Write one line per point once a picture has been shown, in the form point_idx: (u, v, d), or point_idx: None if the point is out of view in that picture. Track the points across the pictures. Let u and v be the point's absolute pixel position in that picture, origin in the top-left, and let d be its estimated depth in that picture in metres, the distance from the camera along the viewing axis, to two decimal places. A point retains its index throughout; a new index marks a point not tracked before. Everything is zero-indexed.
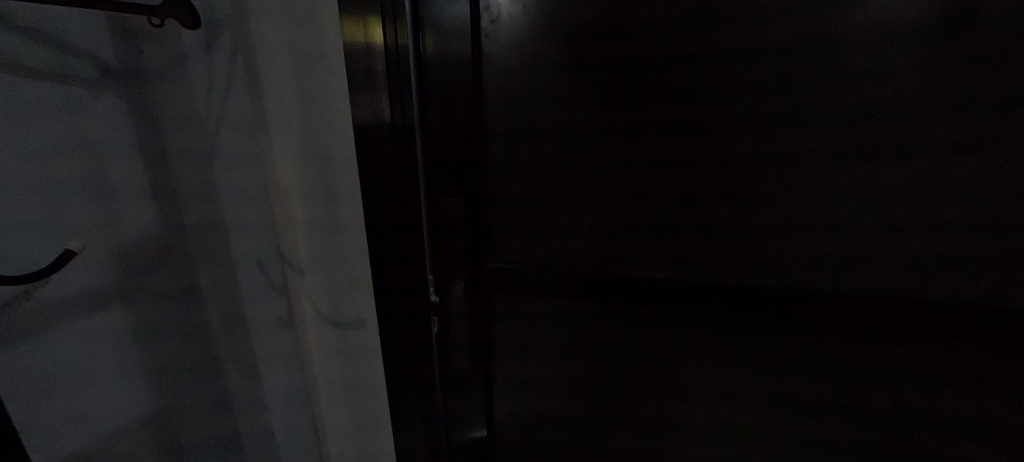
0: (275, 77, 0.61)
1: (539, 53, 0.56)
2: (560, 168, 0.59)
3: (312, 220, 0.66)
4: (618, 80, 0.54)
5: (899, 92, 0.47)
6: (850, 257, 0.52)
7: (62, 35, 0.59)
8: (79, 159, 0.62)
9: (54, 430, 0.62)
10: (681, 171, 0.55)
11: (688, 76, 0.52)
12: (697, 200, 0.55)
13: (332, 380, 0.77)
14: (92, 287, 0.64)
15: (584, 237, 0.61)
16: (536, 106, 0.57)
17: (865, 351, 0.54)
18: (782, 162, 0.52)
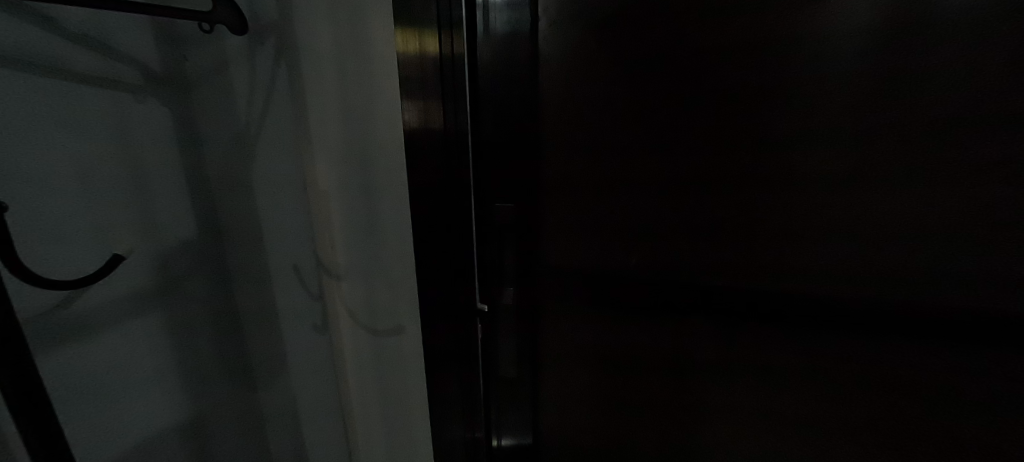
0: (320, 82, 0.61)
1: (597, 52, 0.53)
2: (610, 177, 0.56)
3: (352, 226, 0.65)
4: (680, 79, 0.51)
5: (1005, 94, 0.42)
6: (945, 273, 0.46)
7: (110, 41, 0.60)
8: (126, 163, 0.62)
9: (94, 438, 0.62)
10: (744, 182, 0.52)
11: (760, 74, 0.48)
12: (763, 208, 0.51)
13: (364, 387, 0.75)
14: (132, 293, 0.64)
15: (637, 243, 0.57)
16: (589, 109, 0.55)
17: (962, 380, 0.47)
18: (863, 173, 0.47)
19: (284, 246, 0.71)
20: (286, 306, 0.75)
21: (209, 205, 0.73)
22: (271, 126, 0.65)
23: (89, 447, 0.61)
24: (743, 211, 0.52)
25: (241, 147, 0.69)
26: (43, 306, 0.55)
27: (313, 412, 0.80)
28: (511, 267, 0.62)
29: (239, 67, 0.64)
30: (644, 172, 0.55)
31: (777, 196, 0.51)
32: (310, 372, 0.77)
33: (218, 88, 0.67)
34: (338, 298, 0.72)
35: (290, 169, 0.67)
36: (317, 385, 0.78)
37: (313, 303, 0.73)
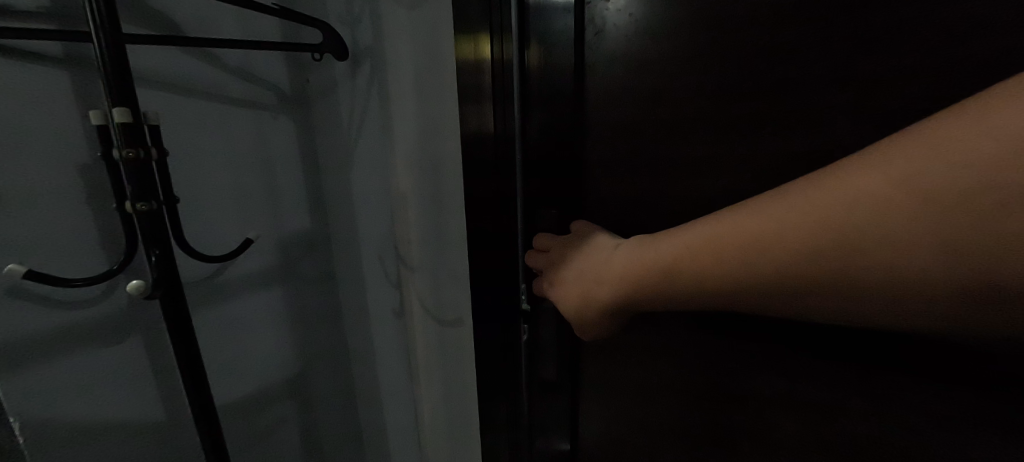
0: (400, 97, 0.70)
1: (635, 46, 0.54)
2: (607, 158, 0.59)
3: (422, 223, 0.74)
4: (686, 56, 0.52)
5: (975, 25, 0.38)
6: None
7: (257, 71, 0.77)
8: (260, 166, 0.79)
9: (221, 389, 0.77)
10: (708, 157, 0.52)
11: (729, 43, 0.49)
12: (739, 160, 0.50)
13: (426, 368, 0.84)
14: (256, 272, 0.80)
15: (627, 211, 0.59)
16: (604, 97, 0.58)
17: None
18: (854, 141, 0.44)
19: (373, 238, 0.84)
20: (372, 289, 0.88)
21: (318, 201, 0.89)
22: (366, 135, 0.77)
23: (218, 395, 0.77)
24: (711, 181, 0.52)
25: (343, 153, 0.83)
26: (189, 279, 0.71)
27: (388, 380, 0.92)
28: None
29: (343, 86, 0.77)
30: (668, 154, 0.55)
31: (739, 171, 0.50)
32: (389, 346, 0.89)
33: (328, 105, 0.82)
34: (410, 290, 0.81)
35: (377, 171, 0.78)
36: (393, 360, 0.90)
37: (392, 290, 0.84)
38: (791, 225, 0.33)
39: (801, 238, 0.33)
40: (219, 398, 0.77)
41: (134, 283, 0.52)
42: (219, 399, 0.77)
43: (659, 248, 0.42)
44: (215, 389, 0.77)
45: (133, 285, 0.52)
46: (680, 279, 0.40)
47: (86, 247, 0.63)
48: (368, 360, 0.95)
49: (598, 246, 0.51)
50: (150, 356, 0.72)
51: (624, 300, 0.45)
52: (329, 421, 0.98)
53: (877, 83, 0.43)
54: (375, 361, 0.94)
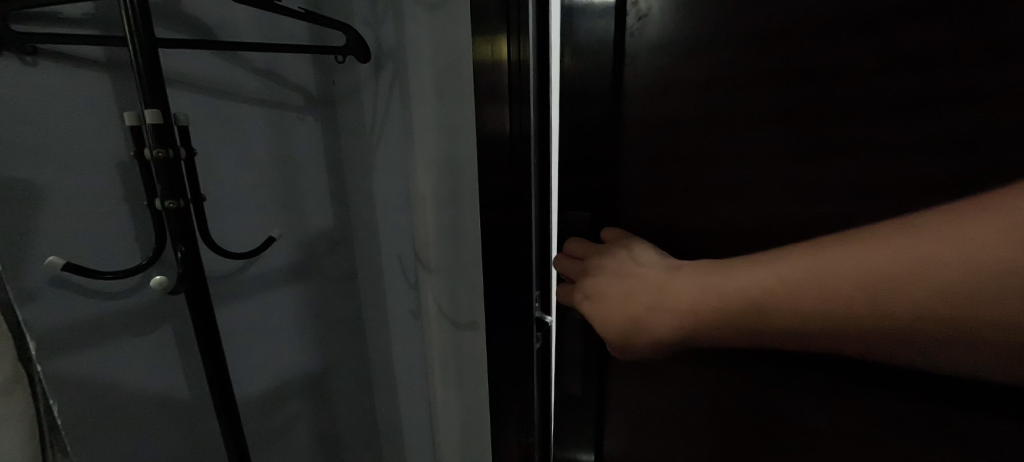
0: (421, 99, 0.70)
1: (674, 38, 0.50)
2: (640, 162, 0.55)
3: (439, 225, 0.74)
4: (731, 53, 0.46)
5: None
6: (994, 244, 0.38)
7: (284, 73, 0.79)
8: (285, 165, 0.81)
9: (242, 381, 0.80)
10: (754, 168, 0.47)
11: (782, 39, 0.44)
12: (788, 173, 0.46)
13: (440, 369, 0.84)
14: (278, 269, 0.83)
15: (659, 220, 0.55)
16: (639, 94, 0.53)
17: None
18: (923, 154, 0.39)
19: (392, 238, 0.85)
20: (391, 288, 0.89)
21: (341, 201, 0.91)
22: (387, 137, 0.78)
23: (239, 388, 0.80)
24: (755, 193, 0.48)
25: (365, 154, 0.84)
26: (219, 274, 0.75)
27: (405, 380, 0.93)
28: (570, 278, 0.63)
29: (367, 88, 0.79)
30: (707, 162, 0.50)
31: (788, 184, 0.46)
32: (406, 345, 0.90)
33: (352, 107, 0.83)
34: (427, 291, 0.81)
35: (397, 173, 0.79)
36: (409, 360, 0.90)
37: (410, 291, 0.85)
38: (898, 279, 0.28)
39: (893, 284, 0.28)
40: (240, 391, 0.80)
41: (159, 279, 0.54)
42: (240, 391, 0.80)
43: (717, 282, 0.37)
44: (236, 381, 0.80)
45: (157, 280, 0.54)
46: (743, 319, 0.35)
47: (123, 237, 0.67)
48: (385, 358, 0.96)
49: (639, 265, 0.47)
50: (180, 347, 0.76)
51: (672, 338, 0.39)
52: (347, 418, 1.00)
53: (955, 88, 0.37)
54: (392, 360, 0.95)
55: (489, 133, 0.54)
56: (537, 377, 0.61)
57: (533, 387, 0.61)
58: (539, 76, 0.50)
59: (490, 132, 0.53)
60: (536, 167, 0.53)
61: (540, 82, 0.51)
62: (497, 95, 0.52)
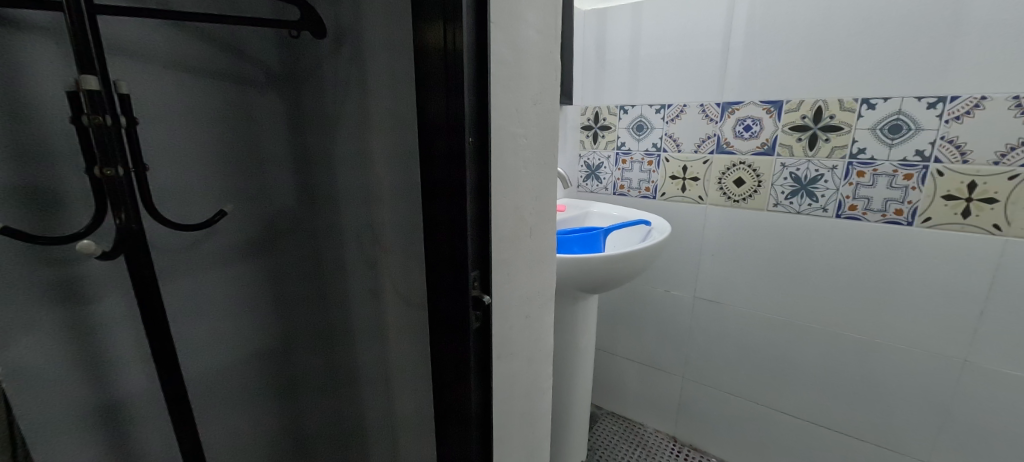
0: (376, 77, 0.70)
1: None
2: None
3: (394, 204, 0.74)
4: None
5: None
6: None
7: (240, 46, 0.79)
8: (239, 140, 0.82)
9: (190, 355, 0.82)
10: None
11: None
12: None
13: (395, 350, 0.85)
14: (230, 244, 0.84)
15: None
16: None
17: None
18: None
19: (352, 217, 0.85)
20: (351, 267, 0.90)
21: (303, 179, 0.91)
22: (347, 114, 0.78)
23: (186, 364, 0.81)
24: None
25: (325, 131, 0.84)
26: (173, 247, 0.76)
27: (365, 359, 0.94)
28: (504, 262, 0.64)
29: (328, 65, 0.78)
30: None
31: None
32: (364, 325, 0.91)
33: (313, 84, 0.83)
34: (384, 270, 0.82)
35: (355, 150, 0.79)
36: (368, 340, 0.91)
37: (368, 270, 0.85)
38: None
39: None
40: (189, 366, 0.82)
41: (86, 243, 0.54)
42: (185, 364, 0.81)
43: None
44: (181, 354, 0.80)
45: (83, 243, 0.54)
46: None
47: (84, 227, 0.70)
48: (346, 338, 0.96)
49: None
50: (132, 317, 0.78)
51: None
52: (307, 398, 1.01)
53: None
54: (352, 341, 0.95)
55: (430, 113, 0.54)
56: (478, 359, 0.62)
57: (472, 367, 0.62)
58: (476, 56, 0.50)
59: (431, 113, 0.54)
60: (473, 147, 0.53)
61: (477, 62, 0.51)
62: (436, 74, 0.52)
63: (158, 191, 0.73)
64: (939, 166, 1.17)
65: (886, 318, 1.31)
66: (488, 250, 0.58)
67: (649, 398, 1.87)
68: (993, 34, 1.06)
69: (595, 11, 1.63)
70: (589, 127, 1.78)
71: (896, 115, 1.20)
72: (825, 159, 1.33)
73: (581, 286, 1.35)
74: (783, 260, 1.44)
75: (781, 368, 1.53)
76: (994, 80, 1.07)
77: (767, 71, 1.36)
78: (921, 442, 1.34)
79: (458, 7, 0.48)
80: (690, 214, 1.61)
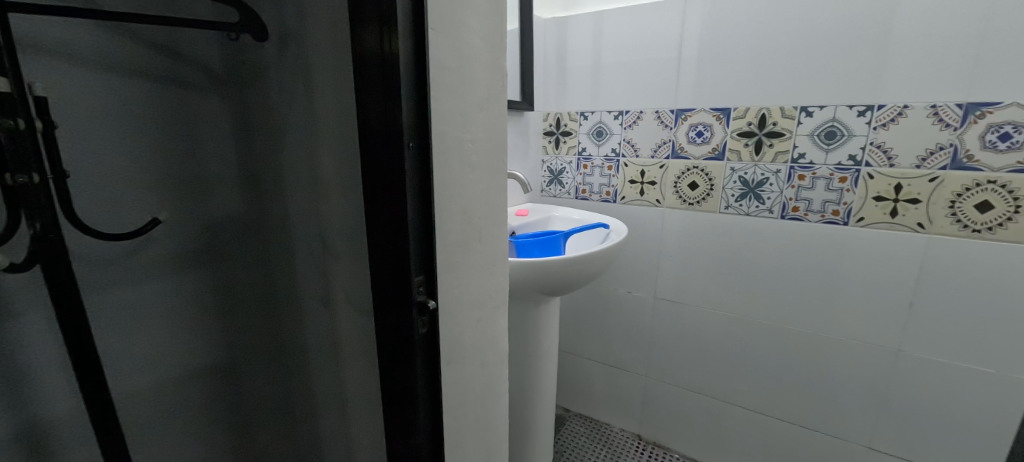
0: (322, 82, 0.69)
1: None
2: None
3: (344, 210, 0.73)
4: None
5: None
6: None
7: (178, 48, 0.76)
8: (177, 145, 0.78)
9: (120, 372, 0.77)
10: None
11: None
12: None
13: (348, 359, 0.83)
14: (167, 254, 0.80)
15: None
16: None
17: None
18: None
19: (302, 224, 0.83)
20: (302, 276, 0.87)
21: (251, 186, 0.87)
22: (294, 119, 0.76)
23: (116, 382, 0.77)
24: None
25: (272, 136, 0.81)
26: (102, 258, 0.73)
27: (320, 370, 0.90)
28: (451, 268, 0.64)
29: (273, 68, 0.76)
30: None
31: None
32: (318, 335, 0.88)
33: (257, 87, 0.80)
34: (336, 278, 0.80)
35: (303, 156, 0.77)
36: (322, 350, 0.88)
37: (320, 277, 0.83)
38: None
39: None
40: (119, 384, 0.77)
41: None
42: (114, 382, 0.77)
43: None
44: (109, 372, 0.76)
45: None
46: None
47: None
48: (300, 350, 0.93)
49: None
50: (55, 333, 0.73)
51: None
52: (257, 413, 0.97)
53: None
54: (306, 352, 0.92)
55: (370, 119, 0.54)
56: (425, 366, 0.62)
57: (420, 372, 0.61)
58: (414, 62, 0.51)
59: (372, 118, 0.54)
60: (414, 152, 0.53)
61: (415, 67, 0.51)
62: (375, 79, 0.52)
63: (82, 199, 0.69)
64: (869, 169, 1.26)
65: (828, 313, 1.39)
66: (432, 254, 0.58)
67: (615, 397, 1.90)
68: (912, 47, 1.15)
69: (555, 19, 1.66)
70: (551, 133, 1.81)
71: (831, 122, 1.28)
72: (770, 164, 1.40)
73: (542, 289, 1.36)
74: (735, 260, 1.51)
75: (736, 362, 1.59)
76: (914, 89, 1.16)
77: (715, 79, 1.42)
78: (863, 429, 1.42)
79: (394, 12, 0.48)
80: (648, 217, 1.66)
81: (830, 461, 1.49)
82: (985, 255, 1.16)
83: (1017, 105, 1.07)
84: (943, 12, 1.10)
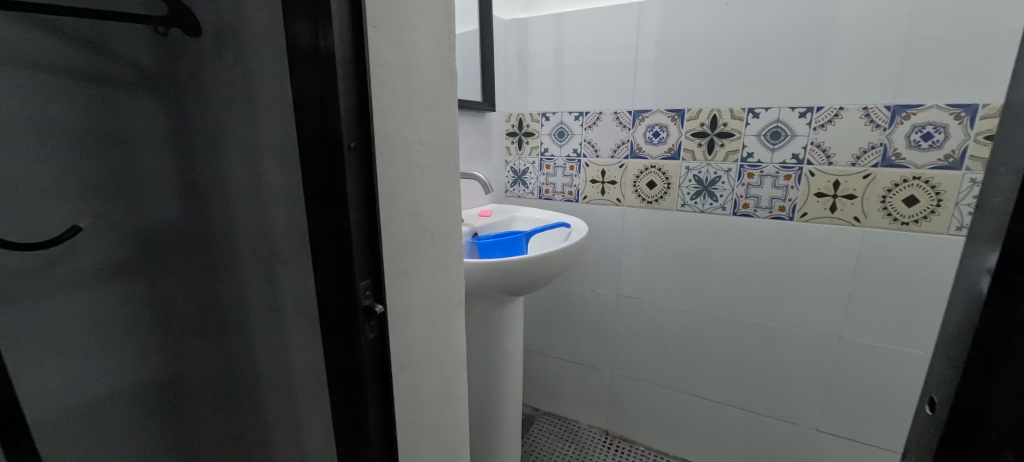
0: (262, 80, 0.66)
1: None
2: None
3: (289, 213, 0.70)
4: None
5: None
6: None
7: (103, 43, 0.71)
8: (102, 147, 0.72)
9: (33, 395, 0.69)
10: None
11: None
12: None
13: (298, 368, 0.79)
14: (93, 265, 0.73)
15: None
16: None
17: None
18: None
19: (247, 229, 0.79)
20: (247, 284, 0.82)
21: (192, 191, 0.81)
22: (235, 118, 0.72)
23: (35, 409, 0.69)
24: None
25: (212, 136, 0.76)
26: (13, 270, 0.66)
27: (273, 382, 0.85)
28: (400, 271, 0.62)
29: (211, 65, 0.72)
30: None
31: None
32: (269, 345, 0.83)
33: (196, 85, 0.75)
34: (283, 285, 0.77)
35: (245, 157, 0.74)
36: (273, 361, 0.84)
37: (267, 284, 0.79)
38: None
39: None
40: (37, 412, 0.70)
41: None
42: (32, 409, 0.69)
43: None
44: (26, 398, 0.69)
45: None
46: None
47: None
48: (252, 364, 0.87)
49: None
50: None
51: None
52: (206, 438, 0.89)
53: None
54: (256, 366, 0.86)
55: (308, 119, 0.52)
56: (374, 372, 0.60)
57: (368, 378, 0.59)
58: (352, 61, 0.49)
59: (309, 118, 0.52)
60: (355, 154, 0.52)
61: (354, 66, 0.50)
62: (311, 79, 0.50)
63: None
64: (811, 167, 1.33)
65: (778, 305, 1.46)
66: (379, 257, 0.57)
67: (581, 395, 1.92)
68: (845, 53, 1.22)
69: (515, 20, 1.67)
70: (514, 133, 1.81)
71: (776, 123, 1.34)
72: (722, 163, 1.45)
73: (505, 290, 1.36)
74: (692, 257, 1.56)
75: (696, 355, 1.64)
76: (848, 93, 1.24)
77: (669, 81, 1.46)
78: (812, 413, 1.49)
79: (329, 10, 0.47)
80: (609, 216, 1.69)
81: (784, 445, 1.56)
82: (914, 246, 1.25)
83: (937, 107, 1.15)
84: (872, 20, 1.17)
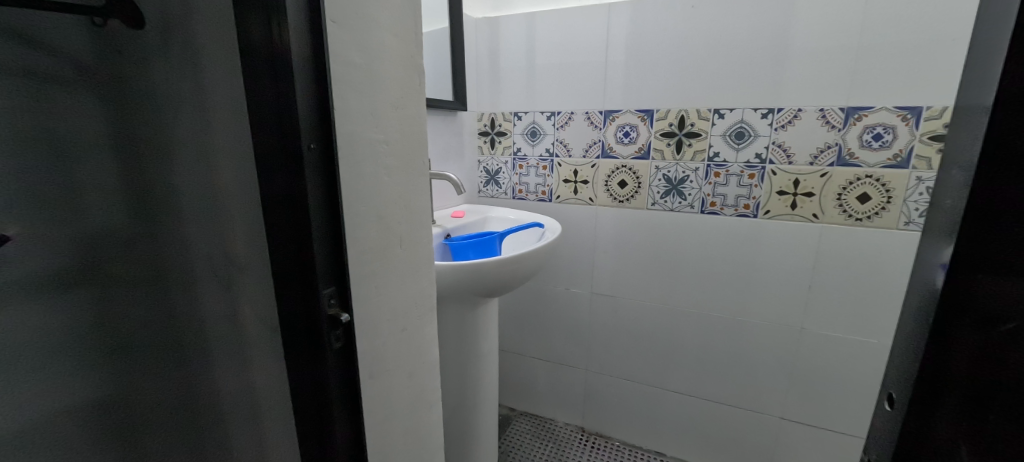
0: (215, 77, 0.62)
1: None
2: None
3: (247, 218, 0.66)
4: None
5: None
6: None
7: (34, 32, 0.61)
8: (30, 150, 0.62)
9: None
10: None
11: None
12: None
13: (259, 380, 0.76)
14: (23, 284, 0.63)
15: None
16: None
17: None
18: None
19: (205, 235, 0.73)
20: (205, 295, 0.76)
21: (145, 197, 0.72)
22: (188, 117, 0.67)
23: None
24: None
25: (164, 136, 0.69)
26: None
27: (235, 399, 0.79)
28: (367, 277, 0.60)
29: (156, 60, 0.66)
30: None
31: None
32: (229, 360, 0.77)
33: (144, 80, 0.67)
34: (242, 292, 0.73)
35: (200, 159, 0.68)
36: (232, 375, 0.78)
37: (224, 292, 0.75)
38: None
39: None
40: None
41: None
42: None
43: None
44: None
45: None
46: None
47: None
48: (211, 384, 0.80)
49: None
50: None
51: None
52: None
53: None
54: (217, 384, 0.79)
55: (263, 120, 0.49)
56: (338, 382, 0.58)
57: (332, 389, 0.57)
58: (309, 59, 0.47)
59: (265, 119, 0.49)
60: (316, 155, 0.50)
61: (312, 64, 0.48)
62: (266, 76, 0.48)
63: None
64: (773, 167, 1.37)
65: (745, 299, 1.50)
66: (343, 263, 0.55)
67: (557, 393, 1.93)
68: (804, 56, 1.26)
69: (486, 19, 1.65)
70: (486, 133, 1.80)
71: (739, 123, 1.38)
72: (689, 162, 1.48)
73: (478, 291, 1.35)
74: (662, 254, 1.58)
75: (668, 351, 1.67)
76: (809, 94, 1.28)
77: (639, 82, 1.48)
78: (778, 404, 1.54)
79: (284, 6, 0.45)
80: (582, 215, 1.70)
81: (752, 436, 1.61)
82: (869, 242, 1.30)
83: (885, 109, 1.21)
84: (830, 24, 1.22)
